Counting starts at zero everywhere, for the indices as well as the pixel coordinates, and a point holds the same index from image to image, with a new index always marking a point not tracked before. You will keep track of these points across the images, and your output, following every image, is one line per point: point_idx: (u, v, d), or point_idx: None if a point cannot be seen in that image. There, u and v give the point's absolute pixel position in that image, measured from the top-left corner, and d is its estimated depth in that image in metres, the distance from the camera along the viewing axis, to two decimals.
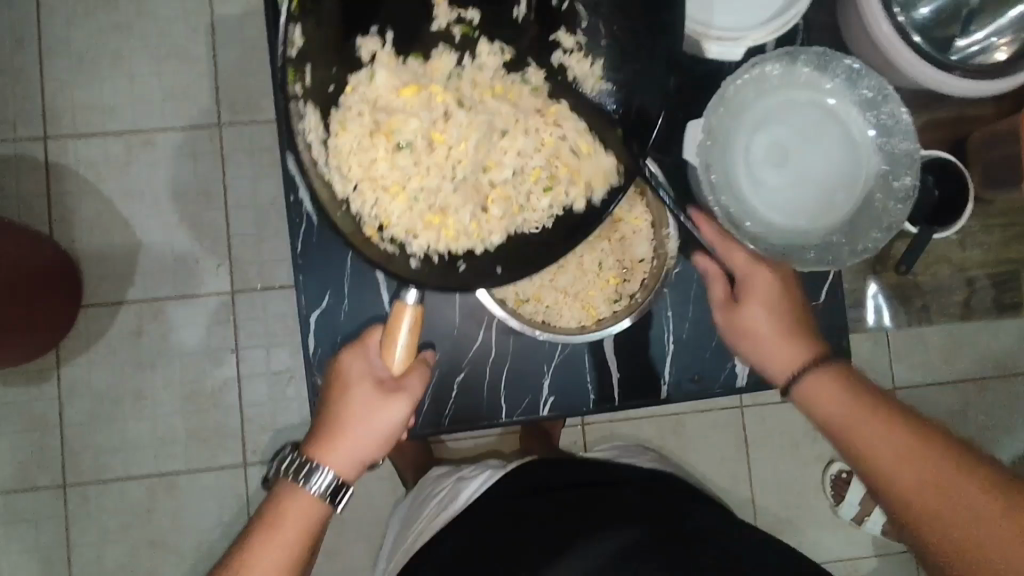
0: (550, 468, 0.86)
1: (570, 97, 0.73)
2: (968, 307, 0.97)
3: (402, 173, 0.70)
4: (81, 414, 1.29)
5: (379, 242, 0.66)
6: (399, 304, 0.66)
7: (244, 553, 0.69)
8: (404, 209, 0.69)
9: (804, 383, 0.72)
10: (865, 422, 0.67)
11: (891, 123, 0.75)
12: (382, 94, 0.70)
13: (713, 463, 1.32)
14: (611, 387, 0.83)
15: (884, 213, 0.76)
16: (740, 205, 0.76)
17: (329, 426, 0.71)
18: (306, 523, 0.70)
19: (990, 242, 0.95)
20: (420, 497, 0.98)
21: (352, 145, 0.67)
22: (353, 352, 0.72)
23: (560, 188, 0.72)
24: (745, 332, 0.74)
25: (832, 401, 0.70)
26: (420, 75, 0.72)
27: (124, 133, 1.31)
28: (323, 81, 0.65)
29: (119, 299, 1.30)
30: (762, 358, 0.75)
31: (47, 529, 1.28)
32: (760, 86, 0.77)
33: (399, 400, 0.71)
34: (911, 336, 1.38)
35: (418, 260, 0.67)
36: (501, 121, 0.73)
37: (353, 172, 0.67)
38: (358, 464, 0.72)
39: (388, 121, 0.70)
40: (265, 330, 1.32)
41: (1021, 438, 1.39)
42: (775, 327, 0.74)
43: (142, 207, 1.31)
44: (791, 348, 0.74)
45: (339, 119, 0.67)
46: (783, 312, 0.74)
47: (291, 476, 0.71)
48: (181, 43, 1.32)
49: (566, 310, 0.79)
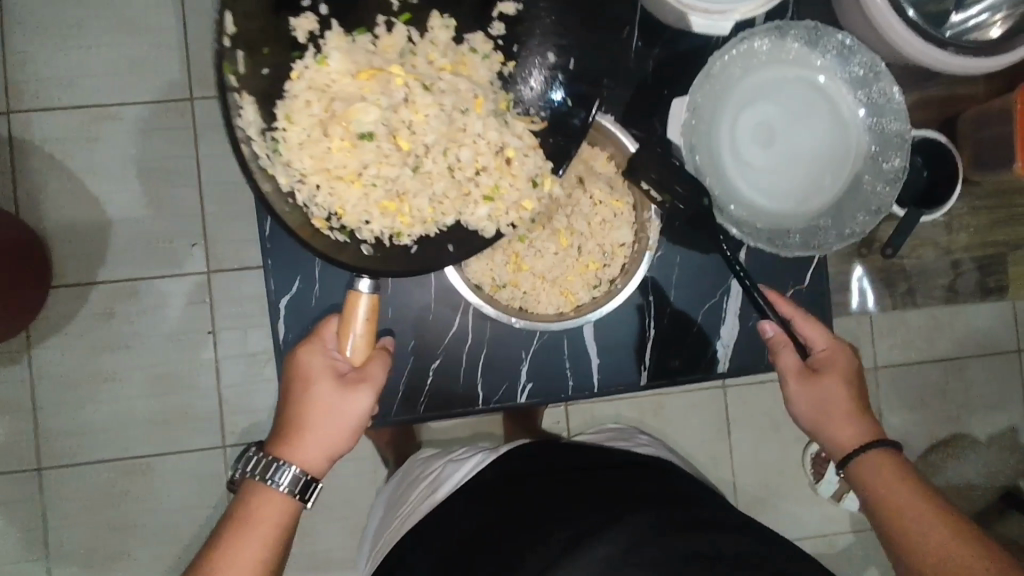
0: (539, 450, 0.83)
1: (513, 63, 0.69)
2: (953, 292, 0.93)
3: (358, 162, 0.66)
4: (54, 397, 1.26)
5: (329, 233, 0.63)
6: (354, 292, 0.65)
7: (212, 557, 0.65)
8: (359, 197, 0.66)
9: (865, 460, 0.73)
10: (899, 491, 0.70)
11: (882, 101, 0.73)
12: (336, 79, 0.65)
13: (695, 443, 1.32)
14: (590, 374, 0.82)
15: (872, 196, 0.73)
16: (726, 189, 0.74)
17: (292, 424, 0.70)
18: (278, 522, 0.68)
19: (978, 224, 0.92)
20: (408, 479, 0.96)
21: (301, 137, 0.63)
22: (308, 347, 0.71)
23: (513, 196, 0.70)
24: (816, 400, 0.76)
25: (886, 480, 0.71)
26: (372, 57, 0.67)
27: (90, 107, 1.25)
28: (256, 64, 0.59)
29: (90, 280, 1.26)
30: (825, 430, 0.76)
31: (23, 512, 1.25)
32: (748, 62, 0.73)
33: (364, 389, 0.69)
34: (893, 317, 1.37)
35: (370, 246, 0.65)
36: (461, 100, 0.68)
37: (307, 167, 0.63)
38: (326, 459, 0.70)
39: (346, 109, 0.65)
40: (240, 311, 1.28)
41: (996, 415, 1.40)
42: (839, 401, 0.75)
43: (112, 184, 1.26)
44: (857, 428, 0.75)
45: (285, 110, 0.62)
46: (851, 390, 0.76)
47: (257, 476, 0.68)
48: (149, 12, 1.25)
49: (542, 296, 0.77)
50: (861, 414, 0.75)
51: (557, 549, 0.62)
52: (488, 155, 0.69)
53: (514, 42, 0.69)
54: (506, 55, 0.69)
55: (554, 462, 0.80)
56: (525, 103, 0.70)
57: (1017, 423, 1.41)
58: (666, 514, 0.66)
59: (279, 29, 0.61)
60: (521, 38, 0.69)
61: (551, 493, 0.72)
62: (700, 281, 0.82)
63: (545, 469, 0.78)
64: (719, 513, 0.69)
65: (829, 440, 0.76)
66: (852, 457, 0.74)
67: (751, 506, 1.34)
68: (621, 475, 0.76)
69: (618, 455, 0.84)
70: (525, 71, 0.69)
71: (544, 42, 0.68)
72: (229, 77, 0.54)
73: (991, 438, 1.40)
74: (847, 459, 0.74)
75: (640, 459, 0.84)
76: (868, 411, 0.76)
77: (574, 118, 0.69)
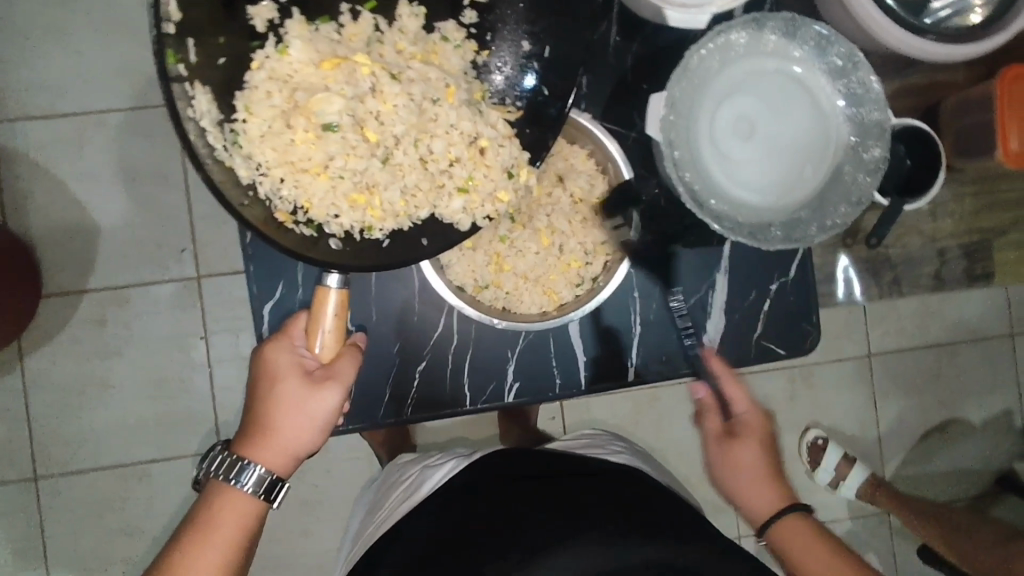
0: (513, 454, 0.81)
1: (486, 52, 0.70)
2: (940, 279, 0.93)
3: (323, 154, 0.65)
4: (48, 406, 1.25)
5: (293, 226, 0.63)
6: (321, 287, 0.66)
7: (176, 557, 0.66)
8: (326, 189, 0.65)
9: (779, 524, 0.84)
10: (811, 547, 0.82)
11: (861, 91, 0.72)
12: (298, 69, 0.65)
13: (690, 435, 1.32)
14: (577, 372, 0.82)
15: (853, 186, 0.73)
16: (706, 183, 0.73)
17: (260, 424, 0.70)
18: (242, 523, 0.69)
19: (962, 211, 0.92)
20: (386, 484, 0.96)
21: (262, 129, 0.63)
22: (275, 346, 0.71)
23: (488, 188, 0.68)
24: (738, 467, 0.85)
25: (801, 541, 0.82)
26: (336, 46, 0.67)
27: (75, 113, 1.25)
28: (211, 54, 0.61)
29: (80, 287, 1.26)
30: (740, 494, 0.87)
31: (20, 521, 1.25)
32: (725, 55, 0.73)
33: (331, 387, 0.69)
34: (885, 304, 1.37)
35: (338, 241, 0.65)
36: (431, 89, 0.67)
37: (269, 159, 0.63)
38: (292, 458, 0.71)
39: (309, 99, 0.64)
40: (232, 315, 1.28)
41: (989, 400, 1.41)
42: (759, 469, 0.85)
43: (99, 191, 1.26)
44: (768, 492, 0.85)
45: (245, 101, 0.63)
46: (768, 456, 0.85)
47: (221, 476, 0.68)
48: (131, 17, 1.25)
49: (525, 296, 0.77)
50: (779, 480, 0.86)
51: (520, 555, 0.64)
52: (460, 146, 0.67)
53: (485, 31, 0.70)
54: (482, 45, 0.70)
55: (529, 462, 0.79)
56: (500, 92, 0.70)
57: (1011, 407, 1.41)
58: (632, 517, 0.68)
59: (238, 20, 0.63)
60: (491, 28, 0.70)
61: (522, 492, 0.72)
62: (683, 277, 0.82)
63: (517, 470, 0.78)
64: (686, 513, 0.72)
65: (752, 504, 0.86)
66: (771, 523, 0.85)
67: None
68: (595, 475, 0.76)
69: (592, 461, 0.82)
70: (498, 59, 0.70)
71: (518, 31, 0.69)
72: (174, 64, 0.54)
73: (985, 422, 1.41)
74: (767, 526, 0.85)
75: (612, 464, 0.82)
76: (778, 472, 0.86)
77: (549, 108, 0.69)
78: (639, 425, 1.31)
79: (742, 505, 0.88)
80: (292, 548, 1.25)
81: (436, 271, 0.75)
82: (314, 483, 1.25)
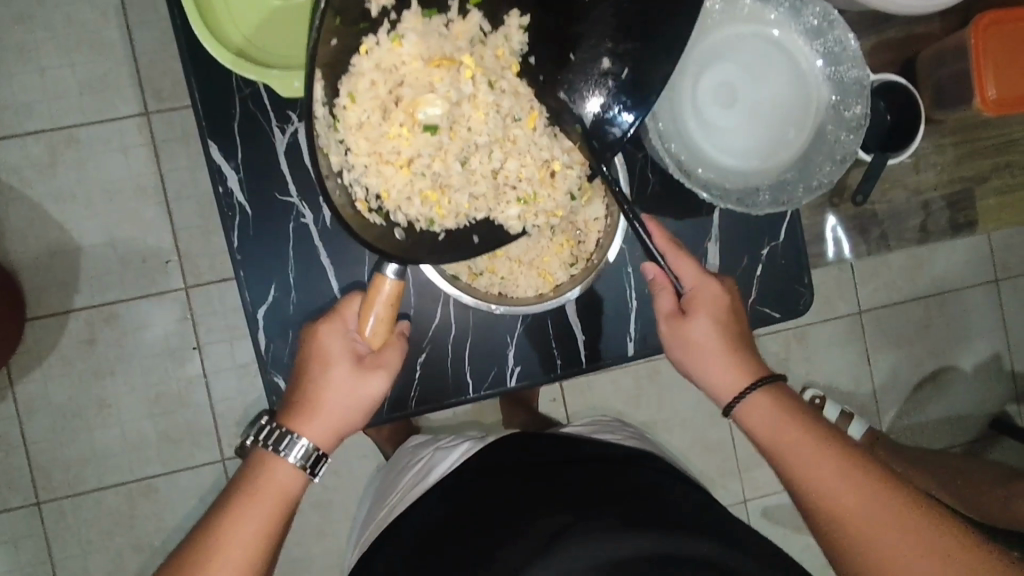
0: (520, 443, 0.82)
1: (570, 73, 0.64)
2: (926, 231, 0.94)
3: (412, 150, 0.66)
4: (45, 430, 1.24)
5: (370, 216, 0.60)
6: (379, 277, 0.64)
7: (222, 519, 0.66)
8: (405, 183, 0.65)
9: (747, 401, 0.71)
10: (795, 431, 0.69)
11: (838, 50, 0.72)
12: (406, 62, 0.64)
13: (692, 404, 1.33)
14: (577, 350, 0.82)
15: (837, 145, 0.73)
16: (691, 152, 0.74)
17: (305, 400, 0.70)
18: (284, 495, 0.69)
19: (944, 162, 0.93)
20: (396, 470, 0.97)
21: (360, 118, 0.62)
22: (329, 326, 0.70)
23: (548, 205, 0.70)
24: (692, 348, 0.73)
25: (773, 421, 0.70)
26: (445, 43, 0.65)
27: (44, 131, 1.22)
28: (328, 36, 0.52)
29: (66, 307, 1.24)
30: (702, 372, 0.74)
31: (29, 547, 1.24)
32: (702, 23, 0.73)
33: (378, 374, 0.70)
34: (874, 261, 1.39)
35: (403, 231, 0.63)
36: (517, 107, 0.67)
37: (360, 146, 0.63)
38: (336, 437, 0.71)
39: (415, 98, 0.65)
40: (225, 323, 1.26)
41: (978, 347, 1.43)
42: (718, 342, 0.72)
43: (76, 208, 1.23)
44: (732, 364, 0.73)
45: (350, 87, 0.60)
46: (727, 324, 0.73)
47: (269, 447, 0.68)
48: (92, 28, 1.21)
49: (520, 279, 0.76)
50: (744, 350, 0.74)
51: (540, 544, 0.62)
52: (532, 168, 0.69)
53: (572, 41, 0.62)
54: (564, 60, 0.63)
55: (536, 454, 0.79)
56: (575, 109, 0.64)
57: (1000, 350, 1.44)
58: (663, 500, 0.68)
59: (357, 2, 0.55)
60: (575, 42, 0.62)
61: (533, 486, 0.71)
62: None
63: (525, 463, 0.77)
64: (703, 502, 0.72)
65: (713, 383, 0.74)
66: (737, 401, 0.72)
67: (751, 460, 1.36)
68: (612, 465, 0.76)
69: (602, 447, 0.82)
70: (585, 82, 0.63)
71: (602, 44, 0.61)
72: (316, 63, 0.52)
73: (977, 368, 1.44)
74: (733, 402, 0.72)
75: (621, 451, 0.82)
76: (739, 344, 0.73)
77: (612, 128, 0.63)
78: (640, 399, 1.32)
79: (704, 385, 0.75)
80: (305, 550, 1.25)
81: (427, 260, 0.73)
82: (323, 484, 1.25)
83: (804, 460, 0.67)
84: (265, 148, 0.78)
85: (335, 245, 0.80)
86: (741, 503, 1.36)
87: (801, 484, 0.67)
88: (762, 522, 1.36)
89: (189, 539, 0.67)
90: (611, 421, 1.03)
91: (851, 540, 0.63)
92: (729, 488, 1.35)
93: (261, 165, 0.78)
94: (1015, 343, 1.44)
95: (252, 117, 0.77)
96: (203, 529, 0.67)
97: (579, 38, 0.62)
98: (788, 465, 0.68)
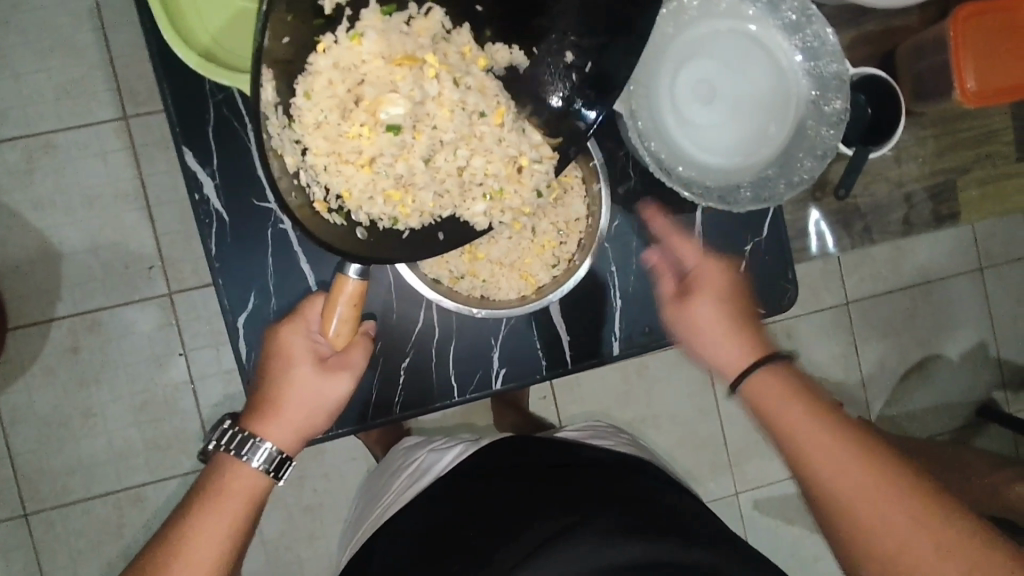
0: (513, 446, 0.82)
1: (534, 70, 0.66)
2: (909, 224, 0.94)
3: (374, 148, 0.64)
4: (30, 441, 1.23)
5: (328, 215, 0.60)
6: (341, 277, 0.63)
7: (187, 524, 0.65)
8: (367, 181, 0.63)
9: (752, 378, 0.71)
10: (796, 407, 0.68)
11: (817, 45, 0.72)
12: (366, 60, 0.62)
13: (682, 399, 1.34)
14: (563, 351, 0.82)
15: (817, 141, 0.73)
16: (670, 150, 0.74)
17: (269, 400, 0.69)
18: (247, 499, 0.68)
19: (926, 154, 0.93)
20: (388, 472, 0.96)
21: (318, 117, 0.61)
22: (292, 328, 0.69)
23: (516, 201, 0.69)
24: (694, 325, 0.74)
25: (785, 408, 0.69)
26: (407, 40, 0.63)
27: (20, 138, 1.20)
28: (279, 33, 0.53)
29: (48, 316, 1.22)
30: (706, 352, 0.74)
31: (17, 559, 1.23)
32: (680, 19, 0.73)
33: (344, 375, 0.69)
34: (860, 252, 1.39)
35: (365, 229, 0.62)
36: (483, 103, 0.65)
37: (318, 146, 0.61)
38: (302, 438, 0.70)
39: (379, 96, 0.63)
40: (210, 328, 1.25)
41: (963, 335, 1.44)
42: (719, 323, 0.73)
43: (55, 215, 1.21)
44: (737, 344, 0.73)
45: (305, 86, 0.59)
46: (729, 305, 0.74)
47: (230, 451, 0.68)
48: (66, 31, 1.19)
49: (502, 281, 0.75)
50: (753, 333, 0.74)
51: (527, 551, 0.62)
52: (500, 164, 0.67)
53: (535, 34, 0.64)
54: (526, 52, 0.65)
55: (529, 455, 0.79)
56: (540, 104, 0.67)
57: (985, 338, 1.45)
58: (655, 503, 0.69)
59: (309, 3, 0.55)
60: (539, 34, 0.64)
61: (523, 488, 0.71)
62: None
63: (516, 465, 0.77)
64: (680, 500, 0.73)
65: (717, 362, 0.74)
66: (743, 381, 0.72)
67: (741, 453, 1.36)
68: (600, 467, 0.77)
69: (594, 452, 0.82)
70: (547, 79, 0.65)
71: (566, 38, 0.63)
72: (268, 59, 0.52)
73: (962, 356, 1.45)
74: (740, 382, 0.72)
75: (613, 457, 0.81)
76: (746, 327, 0.74)
77: (577, 123, 0.66)
78: (629, 396, 1.32)
79: (710, 370, 0.76)
80: (298, 554, 1.24)
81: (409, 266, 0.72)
82: (314, 488, 1.24)
83: (816, 451, 0.65)
84: (241, 153, 0.77)
85: (314, 250, 0.78)
86: (733, 496, 1.36)
87: (799, 458, 0.67)
88: (754, 514, 1.37)
89: (154, 543, 0.67)
90: (605, 426, 1.02)
91: (862, 538, 0.62)
92: (720, 481, 1.36)
93: (239, 171, 0.77)
94: (1000, 331, 1.46)
95: (227, 123, 0.76)
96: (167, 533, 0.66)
97: (544, 30, 0.63)
98: (798, 453, 0.67)
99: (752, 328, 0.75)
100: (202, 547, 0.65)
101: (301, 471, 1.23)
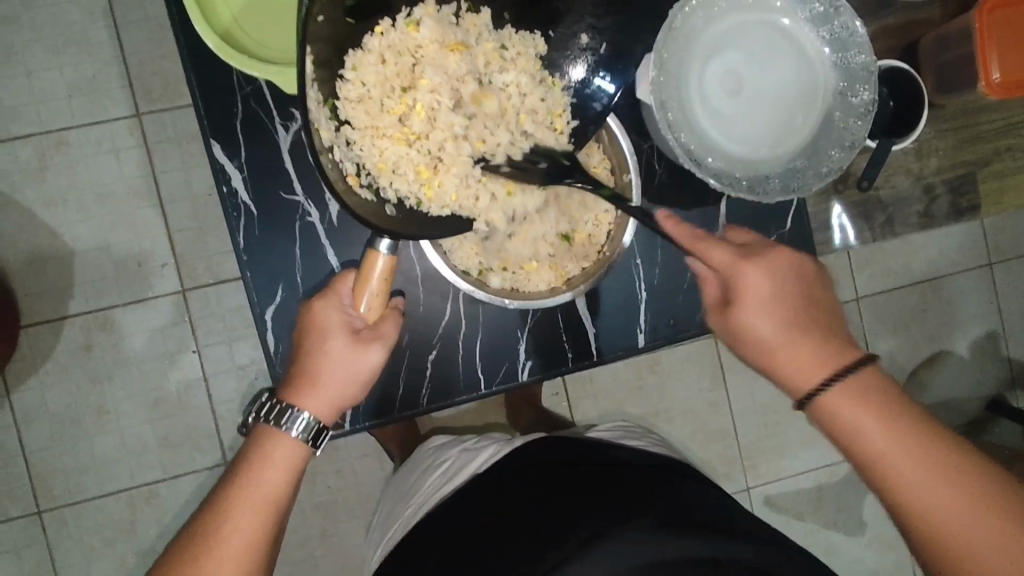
0: (553, 445, 0.82)
1: (552, 52, 0.69)
2: (929, 216, 0.94)
3: (420, 125, 0.66)
4: (42, 439, 1.22)
5: (360, 190, 0.60)
6: (372, 252, 0.65)
7: (217, 512, 0.64)
8: (400, 157, 0.64)
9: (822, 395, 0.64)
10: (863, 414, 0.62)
11: (846, 35, 0.72)
12: (421, 46, 0.65)
13: (692, 394, 1.34)
14: (590, 342, 0.83)
15: (844, 131, 0.73)
16: (701, 141, 0.74)
17: (300, 376, 0.69)
18: (277, 492, 0.66)
19: (946, 147, 0.93)
20: (420, 468, 0.96)
21: (363, 93, 0.63)
22: (324, 300, 0.69)
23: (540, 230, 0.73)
24: (749, 338, 0.68)
25: (849, 412, 0.63)
26: (457, 31, 0.66)
27: (33, 135, 1.19)
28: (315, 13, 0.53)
29: (61, 314, 1.22)
30: (768, 364, 0.68)
31: (30, 556, 1.23)
32: (709, 11, 0.73)
33: (376, 346, 0.68)
34: (871, 247, 1.40)
35: (393, 207, 0.63)
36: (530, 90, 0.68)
37: (357, 119, 0.62)
38: (337, 409, 0.70)
39: (436, 78, 0.65)
40: (224, 325, 1.25)
41: (973, 330, 1.45)
42: (775, 329, 0.67)
43: (67, 213, 1.21)
44: (799, 352, 0.66)
45: (353, 60, 0.61)
46: (782, 312, 0.67)
47: (270, 422, 0.67)
48: (79, 28, 1.19)
49: (533, 273, 0.75)
50: (809, 324, 0.68)
51: (576, 545, 0.62)
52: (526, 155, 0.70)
53: (552, 17, 0.67)
54: (545, 38, 0.68)
55: (571, 455, 0.79)
56: (565, 83, 0.69)
57: (994, 333, 1.45)
58: (682, 501, 0.69)
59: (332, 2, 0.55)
60: (554, 20, 0.68)
61: (550, 484, 0.73)
62: None
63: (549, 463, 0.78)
64: (710, 494, 0.73)
65: (784, 376, 0.67)
66: (811, 394, 0.65)
67: (753, 449, 1.36)
68: (627, 466, 0.77)
69: (629, 454, 0.81)
70: (566, 57, 0.69)
71: (580, 20, 0.67)
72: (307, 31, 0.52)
73: (972, 351, 1.45)
74: (808, 396, 0.65)
75: (648, 459, 0.80)
76: (802, 321, 0.67)
77: (594, 103, 0.69)
78: (642, 392, 1.32)
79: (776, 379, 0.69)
80: (311, 551, 1.24)
81: (437, 253, 0.73)
82: (327, 484, 1.24)
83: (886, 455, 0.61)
84: (268, 145, 0.77)
85: (339, 243, 0.79)
86: (745, 491, 1.36)
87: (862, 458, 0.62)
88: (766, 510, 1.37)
89: (184, 533, 0.66)
90: (629, 425, 1.02)
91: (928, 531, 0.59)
92: (732, 476, 1.36)
93: (265, 164, 0.77)
94: (1009, 326, 1.46)
95: (255, 116, 0.77)
96: (205, 515, 0.66)
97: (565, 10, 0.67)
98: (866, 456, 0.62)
99: (805, 321, 0.68)
100: (238, 520, 0.64)
101: (313, 469, 1.23)
